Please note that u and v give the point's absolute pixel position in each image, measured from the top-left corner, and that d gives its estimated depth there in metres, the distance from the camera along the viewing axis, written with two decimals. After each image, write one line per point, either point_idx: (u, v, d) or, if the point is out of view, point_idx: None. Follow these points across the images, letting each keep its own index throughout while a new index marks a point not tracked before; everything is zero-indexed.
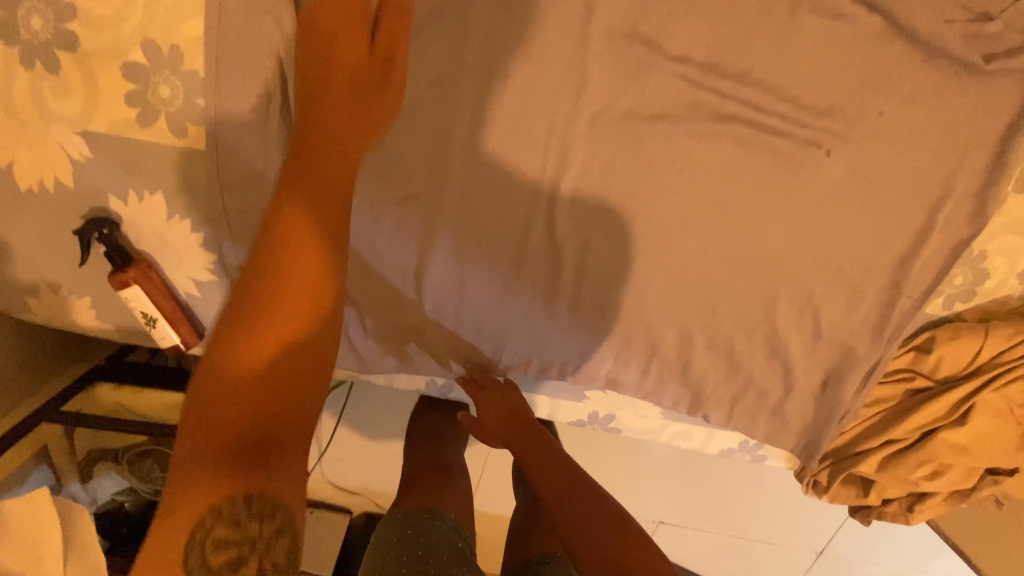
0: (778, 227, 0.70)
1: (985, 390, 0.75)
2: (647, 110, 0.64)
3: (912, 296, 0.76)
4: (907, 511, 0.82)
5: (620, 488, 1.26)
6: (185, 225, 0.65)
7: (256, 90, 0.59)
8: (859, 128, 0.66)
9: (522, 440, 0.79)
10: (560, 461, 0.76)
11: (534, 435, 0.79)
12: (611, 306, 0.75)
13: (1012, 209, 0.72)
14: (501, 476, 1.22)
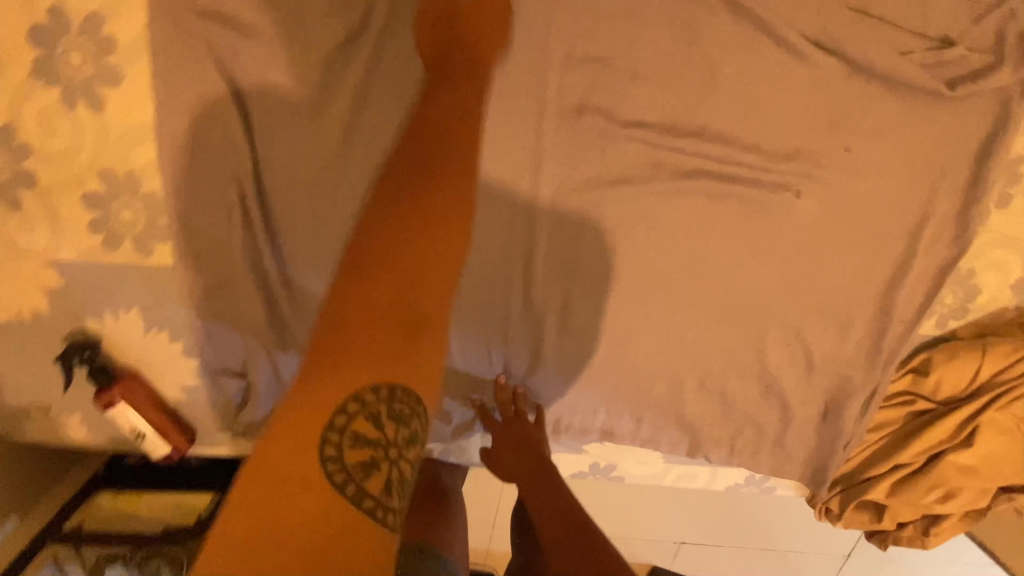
0: (758, 269, 0.69)
1: (990, 409, 0.73)
2: (610, 173, 0.64)
3: (903, 320, 0.74)
4: (923, 534, 0.80)
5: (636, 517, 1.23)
6: (163, 337, 0.65)
7: (215, 203, 0.59)
8: (828, 166, 0.65)
9: (534, 472, 0.75)
10: (567, 499, 0.72)
11: (541, 472, 0.75)
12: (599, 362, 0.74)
13: (996, 226, 0.70)
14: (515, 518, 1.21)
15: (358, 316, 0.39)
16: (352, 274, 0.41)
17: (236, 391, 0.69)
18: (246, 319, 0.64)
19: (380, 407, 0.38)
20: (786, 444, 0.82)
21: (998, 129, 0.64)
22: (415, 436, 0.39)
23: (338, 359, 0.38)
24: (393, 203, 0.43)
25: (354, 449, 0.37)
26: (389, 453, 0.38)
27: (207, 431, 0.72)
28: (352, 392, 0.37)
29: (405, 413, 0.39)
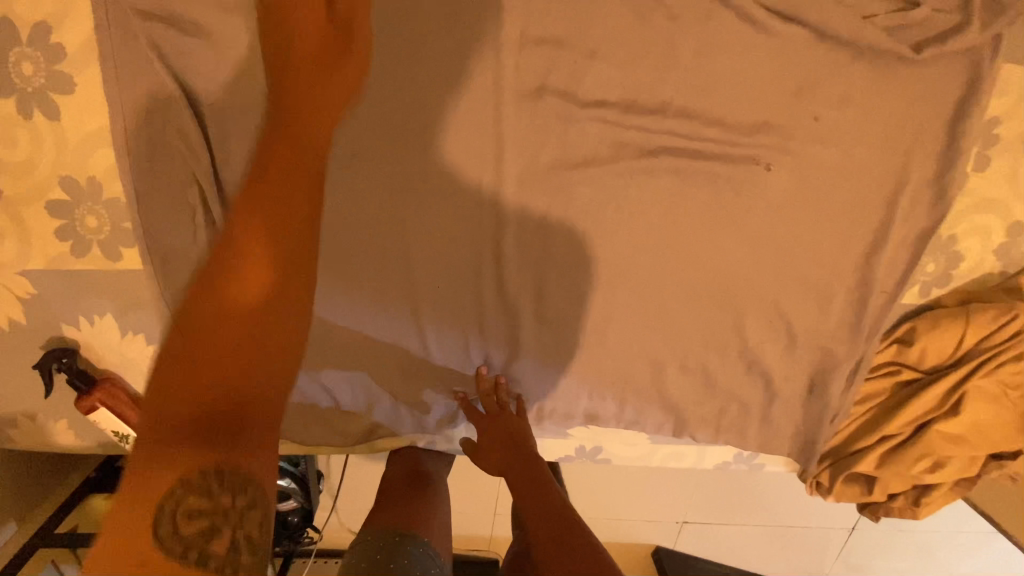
0: (731, 245, 0.68)
1: (975, 376, 0.72)
2: (573, 156, 0.63)
3: (884, 290, 0.73)
4: (914, 504, 0.80)
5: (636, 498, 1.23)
6: (140, 340, 0.66)
7: (180, 205, 0.59)
8: (797, 137, 0.63)
9: (518, 470, 0.73)
10: (558, 503, 0.68)
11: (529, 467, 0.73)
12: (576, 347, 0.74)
13: (974, 190, 0.68)
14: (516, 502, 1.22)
15: (191, 388, 0.42)
16: (184, 333, 0.44)
17: None
18: None
19: (215, 487, 0.41)
20: (772, 420, 0.81)
21: (971, 89, 0.62)
22: (251, 502, 0.41)
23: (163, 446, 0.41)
24: (205, 291, 0.45)
25: (189, 523, 0.40)
26: (225, 522, 0.41)
27: None
28: (192, 468, 0.41)
29: (235, 488, 0.41)
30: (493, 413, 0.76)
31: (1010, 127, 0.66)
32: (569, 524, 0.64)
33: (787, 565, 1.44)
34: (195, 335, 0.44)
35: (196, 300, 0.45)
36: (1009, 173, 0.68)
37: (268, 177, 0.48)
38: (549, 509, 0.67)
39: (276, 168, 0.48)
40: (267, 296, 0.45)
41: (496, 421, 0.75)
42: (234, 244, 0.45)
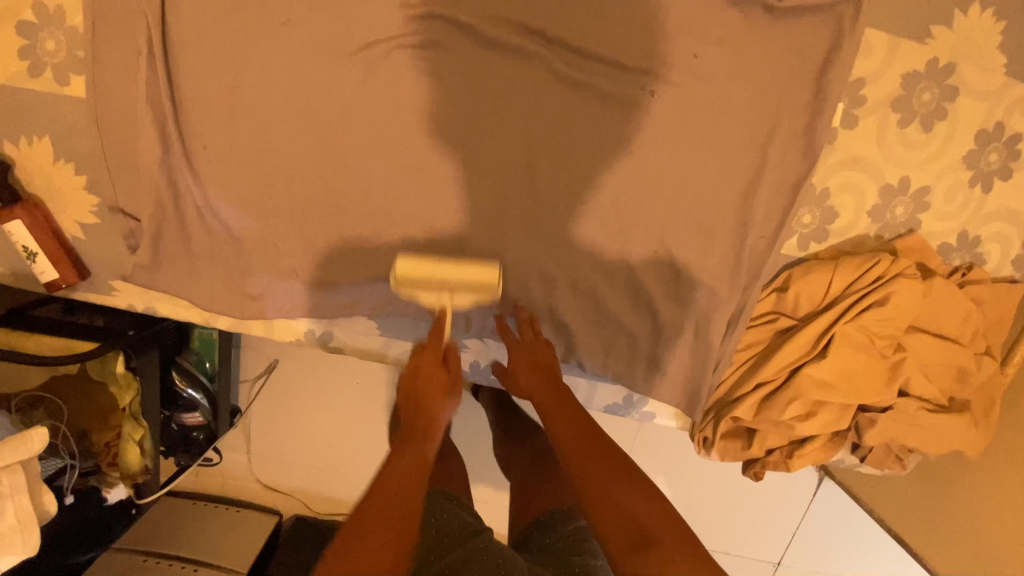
0: (619, 167, 0.76)
1: (843, 320, 0.75)
2: (483, 58, 0.72)
3: (762, 234, 0.79)
4: (787, 458, 0.80)
5: None
6: (69, 168, 0.72)
7: (129, 43, 0.68)
8: (676, 70, 0.72)
9: (545, 393, 0.81)
10: (575, 412, 0.78)
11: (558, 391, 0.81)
12: (474, 250, 0.79)
13: (844, 144, 0.76)
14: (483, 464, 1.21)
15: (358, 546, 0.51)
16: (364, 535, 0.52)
17: (129, 233, 0.75)
18: (143, 158, 0.71)
19: None
20: (658, 359, 0.84)
21: (834, 47, 0.71)
22: None
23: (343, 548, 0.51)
24: (378, 488, 0.58)
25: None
26: None
27: (103, 274, 0.78)
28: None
29: None
30: (527, 344, 0.84)
31: (874, 90, 0.74)
32: (595, 432, 0.75)
33: None
34: (380, 513, 0.55)
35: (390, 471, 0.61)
36: (876, 135, 0.75)
37: (416, 422, 0.69)
38: (579, 422, 0.76)
39: (410, 437, 0.67)
40: (381, 493, 0.57)
41: (523, 351, 0.83)
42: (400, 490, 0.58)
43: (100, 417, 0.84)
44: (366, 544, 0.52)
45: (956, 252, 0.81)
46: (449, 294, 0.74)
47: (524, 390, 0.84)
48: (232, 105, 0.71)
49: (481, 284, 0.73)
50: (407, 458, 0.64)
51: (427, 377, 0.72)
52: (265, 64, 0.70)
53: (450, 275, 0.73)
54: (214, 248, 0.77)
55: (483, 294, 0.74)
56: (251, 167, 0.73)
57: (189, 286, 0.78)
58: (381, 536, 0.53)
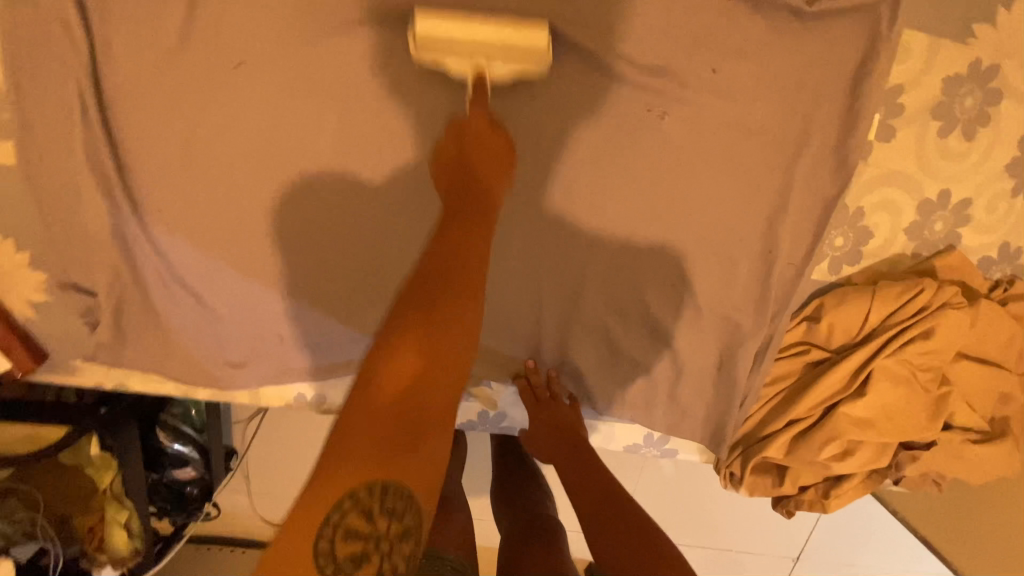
0: (631, 199, 0.68)
1: (883, 354, 0.69)
2: (472, 89, 0.63)
3: (790, 262, 0.71)
4: (823, 498, 0.75)
5: None
6: (10, 243, 0.64)
7: (59, 100, 0.58)
8: (690, 90, 0.64)
9: (563, 452, 0.80)
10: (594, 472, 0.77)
11: (578, 452, 0.80)
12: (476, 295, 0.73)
13: (880, 160, 0.68)
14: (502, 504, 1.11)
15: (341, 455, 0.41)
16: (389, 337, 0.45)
17: (86, 311, 0.66)
18: (91, 229, 0.62)
19: (376, 507, 0.41)
20: (679, 397, 0.78)
21: (869, 53, 0.63)
22: (405, 532, 0.43)
23: (336, 466, 0.41)
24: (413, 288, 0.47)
25: (344, 541, 0.41)
26: (379, 542, 0.42)
27: (62, 355, 0.69)
28: (366, 478, 0.41)
29: (394, 509, 0.42)
30: (543, 400, 0.80)
31: (912, 98, 0.66)
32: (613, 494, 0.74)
33: None
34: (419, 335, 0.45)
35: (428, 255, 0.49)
36: (915, 147, 0.67)
37: (443, 307, 0.46)
38: (599, 483, 0.76)
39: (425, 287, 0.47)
40: (422, 290, 0.47)
41: (542, 407, 0.80)
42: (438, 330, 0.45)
43: (80, 501, 0.77)
44: (359, 411, 0.42)
45: (997, 265, 0.75)
46: (484, 61, 0.57)
47: (547, 452, 0.83)
48: (186, 161, 0.62)
49: (518, 41, 0.57)
50: (404, 346, 0.44)
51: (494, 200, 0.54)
52: (220, 112, 0.60)
53: (481, 34, 0.56)
54: (184, 318, 0.68)
55: (525, 68, 0.58)
56: (216, 227, 0.64)
57: (161, 360, 0.70)
58: (402, 326, 0.45)
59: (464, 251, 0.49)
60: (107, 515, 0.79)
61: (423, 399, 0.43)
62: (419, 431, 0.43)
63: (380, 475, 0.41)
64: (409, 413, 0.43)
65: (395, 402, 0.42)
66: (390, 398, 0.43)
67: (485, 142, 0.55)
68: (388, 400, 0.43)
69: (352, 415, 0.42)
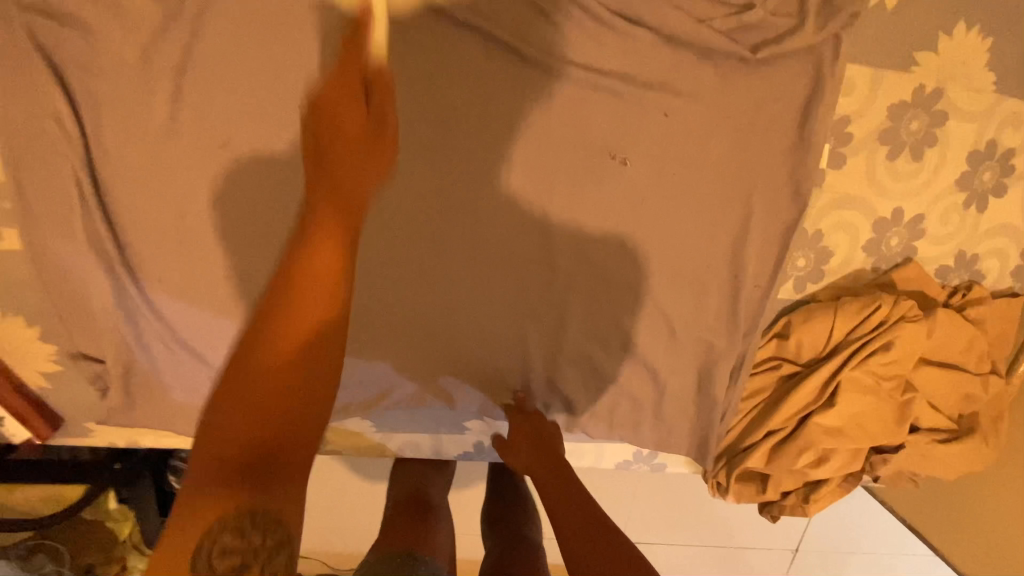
0: (602, 237, 0.71)
1: (849, 365, 0.73)
2: (444, 147, 0.67)
3: (758, 284, 0.75)
4: (804, 502, 0.80)
5: None
6: (18, 322, 0.67)
7: (56, 188, 0.62)
8: (651, 134, 0.68)
9: (541, 470, 0.78)
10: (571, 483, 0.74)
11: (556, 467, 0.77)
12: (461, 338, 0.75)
13: (832, 185, 0.72)
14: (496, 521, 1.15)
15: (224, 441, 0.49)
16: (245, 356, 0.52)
17: (96, 378, 0.70)
18: (96, 302, 0.66)
19: (248, 526, 0.46)
20: (663, 416, 0.82)
21: (814, 89, 0.67)
22: (280, 543, 0.47)
23: (214, 436, 0.49)
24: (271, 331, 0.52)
25: (222, 558, 0.45)
26: (255, 556, 0.46)
27: (77, 419, 0.73)
28: (224, 510, 0.46)
29: (268, 527, 0.47)
30: (526, 412, 0.80)
31: (860, 126, 0.70)
32: (587, 503, 0.71)
33: None
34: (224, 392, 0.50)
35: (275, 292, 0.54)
36: (865, 170, 0.72)
37: (283, 309, 0.53)
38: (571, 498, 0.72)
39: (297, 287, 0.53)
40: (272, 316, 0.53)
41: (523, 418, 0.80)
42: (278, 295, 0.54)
43: (101, 552, 0.81)
44: (252, 364, 0.52)
45: (955, 272, 0.79)
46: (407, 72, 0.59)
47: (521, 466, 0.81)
48: (177, 233, 0.65)
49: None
50: (312, 304, 0.53)
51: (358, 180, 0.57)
52: (208, 187, 0.64)
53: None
54: (187, 378, 0.72)
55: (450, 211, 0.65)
56: (213, 293, 0.68)
57: (171, 418, 0.74)
58: (281, 301, 0.53)
59: (317, 241, 0.55)
60: (128, 562, 0.84)
61: (258, 380, 0.51)
62: (272, 409, 0.50)
63: (237, 504, 0.47)
64: (291, 374, 0.51)
65: (278, 370, 0.51)
66: (280, 359, 0.52)
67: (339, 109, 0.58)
68: (268, 363, 0.51)
69: (233, 388, 0.51)
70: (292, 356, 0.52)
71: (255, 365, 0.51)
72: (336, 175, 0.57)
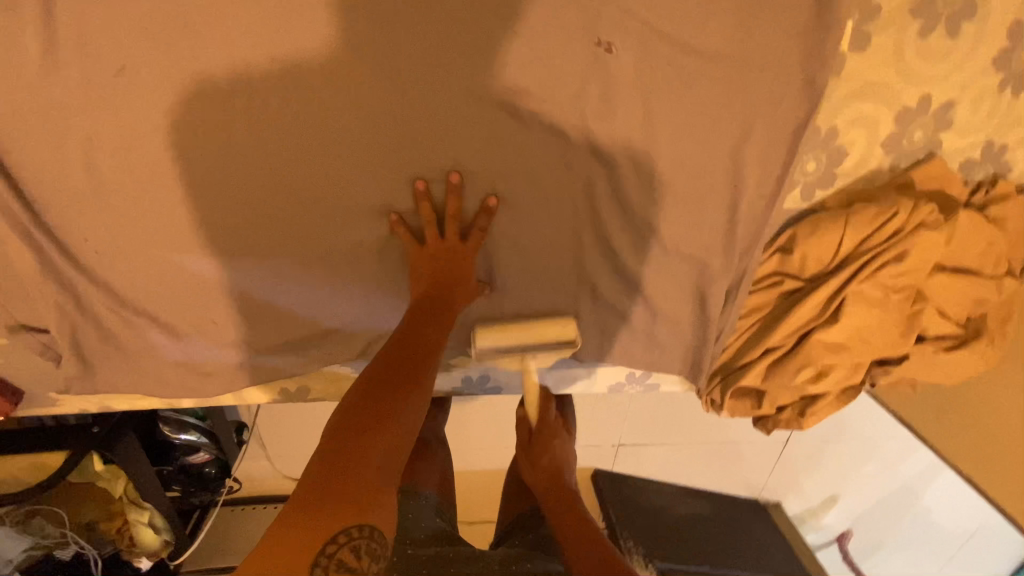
0: (555, 186, 0.65)
1: (855, 278, 0.68)
2: (388, 55, 0.55)
3: (761, 194, 0.67)
4: (800, 416, 0.78)
5: (585, 428, 1.30)
6: None
7: None
8: (638, 19, 0.56)
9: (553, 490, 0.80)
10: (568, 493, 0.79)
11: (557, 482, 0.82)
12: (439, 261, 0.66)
13: (853, 71, 0.62)
14: (501, 436, 1.21)
15: (435, 325, 0.63)
16: (437, 264, 0.65)
17: (43, 349, 0.65)
18: (21, 269, 0.59)
19: None
20: (658, 339, 0.77)
21: None
22: None
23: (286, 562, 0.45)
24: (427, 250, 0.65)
25: None
26: None
27: (38, 389, 0.70)
28: None
29: None
30: (541, 435, 0.84)
31: None
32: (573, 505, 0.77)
33: (731, 477, 1.52)
34: (401, 346, 0.60)
35: (439, 308, 0.65)
36: (892, 50, 0.61)
37: (409, 326, 0.63)
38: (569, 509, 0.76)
39: (410, 351, 0.60)
40: (428, 324, 0.63)
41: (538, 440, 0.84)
42: (424, 344, 0.61)
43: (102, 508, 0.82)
44: (341, 440, 0.49)
45: (980, 166, 0.71)
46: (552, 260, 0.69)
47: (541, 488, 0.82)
48: (95, 183, 0.57)
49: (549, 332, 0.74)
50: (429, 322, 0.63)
51: (431, 340, 0.62)
52: (120, 124, 0.55)
53: (530, 334, 0.73)
54: (142, 342, 0.67)
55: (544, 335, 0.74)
56: (151, 251, 0.61)
57: (138, 382, 0.70)
58: (419, 317, 0.63)
59: (426, 316, 0.64)
60: (130, 516, 0.83)
61: (412, 406, 0.54)
62: (421, 368, 0.59)
63: None
64: (395, 403, 0.53)
65: (372, 449, 0.49)
66: (369, 415, 0.51)
67: (440, 306, 0.65)
68: (373, 406, 0.52)
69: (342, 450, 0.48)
70: (398, 395, 0.54)
71: (327, 480, 0.46)
72: (420, 337, 0.62)
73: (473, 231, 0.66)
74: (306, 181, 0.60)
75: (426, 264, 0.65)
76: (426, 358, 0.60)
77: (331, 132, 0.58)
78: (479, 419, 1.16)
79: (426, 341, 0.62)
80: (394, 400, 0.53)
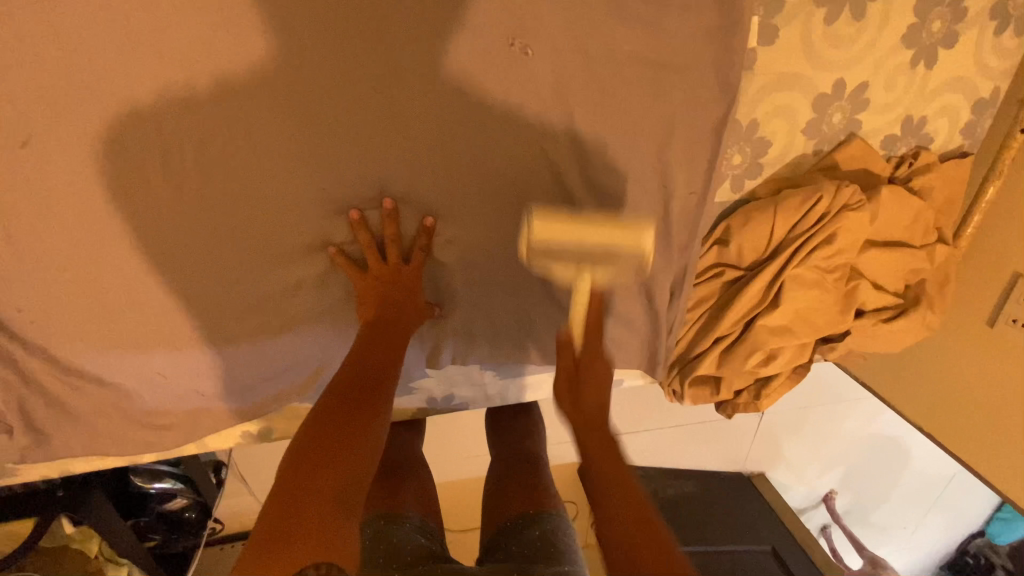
0: (490, 203, 0.66)
1: (790, 263, 0.70)
2: (302, 97, 0.55)
3: (691, 191, 0.68)
4: (756, 398, 0.81)
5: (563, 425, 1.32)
6: None
7: None
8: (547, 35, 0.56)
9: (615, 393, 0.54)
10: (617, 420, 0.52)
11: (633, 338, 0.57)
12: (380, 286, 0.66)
13: (765, 64, 0.63)
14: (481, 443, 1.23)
15: (383, 350, 0.63)
16: (382, 289, 0.66)
17: None
18: None
19: None
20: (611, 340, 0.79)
21: None
22: None
23: None
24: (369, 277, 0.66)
25: None
26: None
27: None
28: None
29: None
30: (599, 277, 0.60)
31: None
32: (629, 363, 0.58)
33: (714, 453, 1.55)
34: (352, 376, 0.60)
35: (389, 333, 0.65)
36: (800, 40, 0.62)
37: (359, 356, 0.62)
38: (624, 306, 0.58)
39: (362, 380, 0.60)
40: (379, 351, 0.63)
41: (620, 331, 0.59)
42: (374, 369, 0.61)
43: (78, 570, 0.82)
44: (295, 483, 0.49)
45: (902, 141, 0.73)
46: None
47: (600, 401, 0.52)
48: (19, 256, 0.57)
49: None
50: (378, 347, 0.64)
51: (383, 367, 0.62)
52: (36, 196, 0.54)
53: None
54: (94, 403, 0.67)
55: None
56: (88, 314, 0.61)
57: (96, 442, 0.70)
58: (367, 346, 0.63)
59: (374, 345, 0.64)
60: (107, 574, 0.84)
61: (366, 437, 0.54)
62: (374, 396, 0.58)
63: None
64: (347, 436, 0.53)
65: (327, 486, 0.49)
66: (321, 453, 0.51)
67: (387, 332, 0.65)
68: (326, 442, 0.52)
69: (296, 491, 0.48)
70: (351, 426, 0.54)
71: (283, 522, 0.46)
72: (371, 363, 0.61)
73: (414, 254, 0.67)
74: (238, 227, 0.61)
75: (369, 290, 0.66)
76: (380, 384, 0.60)
77: (257, 179, 0.59)
78: (457, 429, 1.18)
79: (378, 369, 0.62)
80: (347, 433, 0.53)
